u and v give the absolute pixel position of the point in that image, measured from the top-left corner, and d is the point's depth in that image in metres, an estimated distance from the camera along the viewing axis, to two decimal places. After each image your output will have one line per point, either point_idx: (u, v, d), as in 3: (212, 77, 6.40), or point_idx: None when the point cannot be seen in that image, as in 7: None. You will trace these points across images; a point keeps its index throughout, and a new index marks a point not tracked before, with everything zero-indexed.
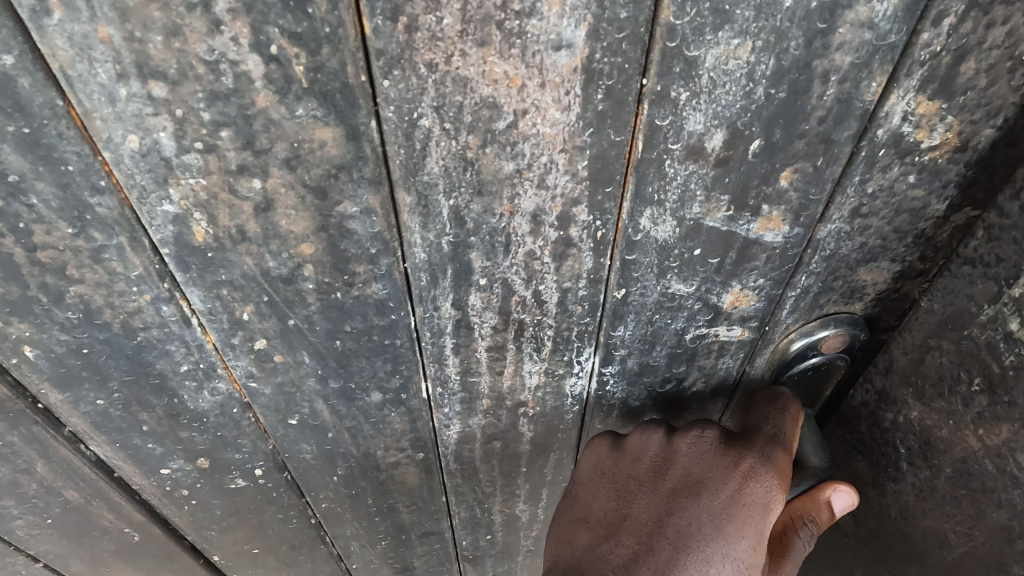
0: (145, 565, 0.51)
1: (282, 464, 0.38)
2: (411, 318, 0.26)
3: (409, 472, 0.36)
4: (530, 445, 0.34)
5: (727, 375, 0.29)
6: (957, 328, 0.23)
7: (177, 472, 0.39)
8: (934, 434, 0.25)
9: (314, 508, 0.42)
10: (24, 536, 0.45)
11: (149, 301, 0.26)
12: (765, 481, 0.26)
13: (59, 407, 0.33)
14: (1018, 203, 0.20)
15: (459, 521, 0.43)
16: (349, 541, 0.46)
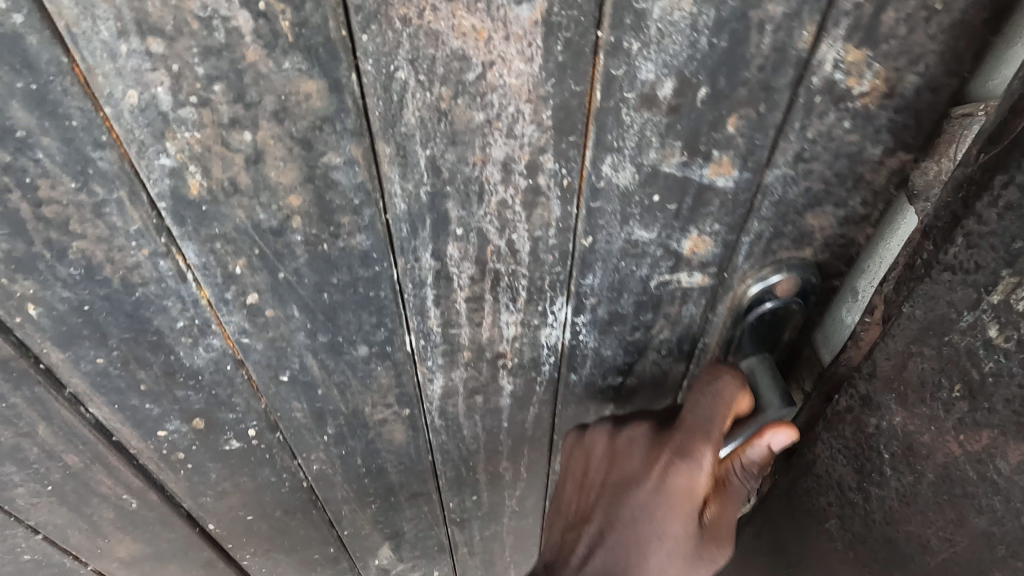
0: (143, 532, 0.53)
1: (273, 424, 0.39)
2: (394, 270, 0.28)
3: (396, 430, 0.38)
4: (510, 399, 0.35)
5: (691, 323, 0.30)
6: (937, 333, 0.24)
7: (173, 434, 0.41)
8: (913, 438, 0.26)
9: (306, 470, 0.43)
10: (26, 501, 0.48)
11: (147, 256, 0.28)
12: (685, 471, 0.27)
13: (59, 366, 0.36)
14: (998, 212, 0.20)
15: (445, 482, 0.44)
16: (340, 505, 0.47)
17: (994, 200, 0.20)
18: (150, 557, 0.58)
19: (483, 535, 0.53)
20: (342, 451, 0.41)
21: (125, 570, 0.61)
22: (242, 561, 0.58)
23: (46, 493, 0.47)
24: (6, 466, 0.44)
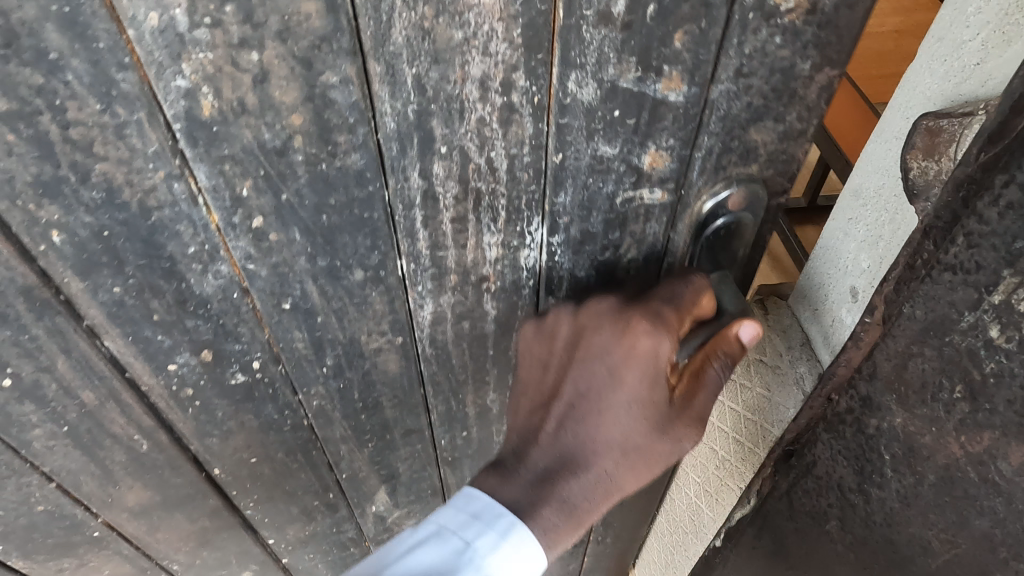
0: (152, 479, 0.57)
1: (276, 357, 0.42)
2: (386, 190, 0.31)
3: (390, 360, 0.41)
4: (494, 324, 0.39)
5: (654, 242, 0.33)
6: (939, 335, 0.29)
7: (182, 368, 0.44)
8: (919, 438, 0.32)
9: (307, 407, 0.46)
10: (42, 445, 0.51)
11: (163, 178, 0.31)
12: (652, 340, 0.32)
13: (79, 297, 0.39)
14: (996, 211, 0.25)
15: (437, 417, 0.48)
16: (339, 445, 0.50)
17: (995, 200, 0.25)
18: (159, 507, 0.61)
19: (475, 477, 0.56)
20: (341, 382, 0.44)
21: (135, 521, 0.64)
22: (247, 510, 0.61)
23: (62, 435, 0.51)
24: (26, 404, 0.47)
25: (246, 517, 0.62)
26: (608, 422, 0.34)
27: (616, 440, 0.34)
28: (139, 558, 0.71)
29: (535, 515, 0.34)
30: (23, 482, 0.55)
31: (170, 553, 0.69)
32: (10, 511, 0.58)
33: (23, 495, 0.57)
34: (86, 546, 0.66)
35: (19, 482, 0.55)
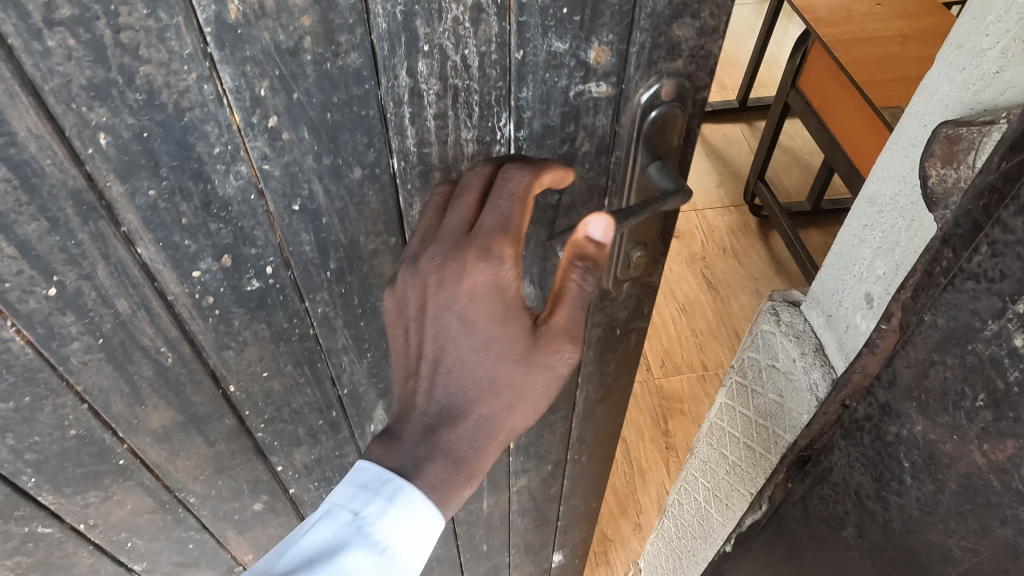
0: (174, 399, 0.63)
1: (287, 262, 0.49)
2: (379, 89, 0.39)
3: (385, 261, 0.50)
4: None
5: (603, 134, 0.43)
6: (965, 343, 0.39)
7: (205, 275, 0.50)
8: (941, 446, 0.42)
9: (313, 314, 0.54)
10: (78, 362, 0.58)
11: (195, 81, 0.38)
12: (489, 264, 0.40)
13: (118, 202, 0.45)
14: (1016, 226, 0.35)
15: None
16: (342, 355, 0.58)
17: (1016, 217, 0.35)
18: (180, 430, 0.67)
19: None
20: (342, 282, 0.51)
21: (156, 446, 0.70)
22: (259, 433, 0.67)
23: (97, 348, 0.57)
24: (67, 315, 0.53)
25: (257, 441, 0.68)
26: (472, 364, 0.42)
27: (484, 371, 0.41)
28: (159, 489, 0.77)
29: (430, 459, 0.42)
30: (57, 403, 0.61)
31: (187, 483, 0.76)
32: (45, 436, 0.64)
33: (57, 418, 0.63)
34: (110, 477, 0.73)
35: (55, 403, 0.61)
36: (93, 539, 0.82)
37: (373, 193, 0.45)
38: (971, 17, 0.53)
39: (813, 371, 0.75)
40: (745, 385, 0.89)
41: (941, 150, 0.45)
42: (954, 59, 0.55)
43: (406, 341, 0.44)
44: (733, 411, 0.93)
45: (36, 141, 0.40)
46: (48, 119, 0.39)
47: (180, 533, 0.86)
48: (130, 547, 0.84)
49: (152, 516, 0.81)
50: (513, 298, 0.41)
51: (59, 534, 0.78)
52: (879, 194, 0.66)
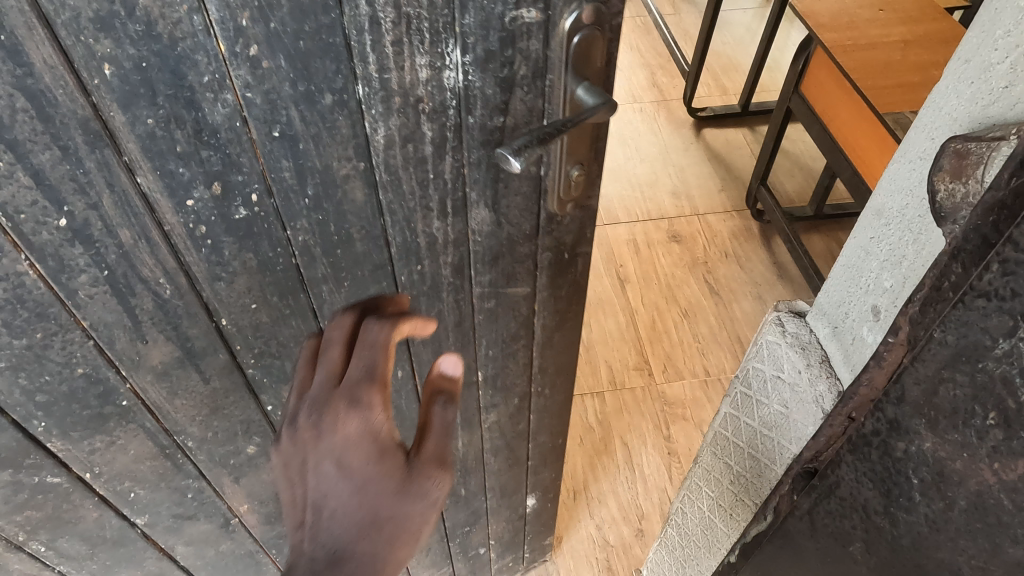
0: (172, 334, 0.68)
1: (269, 190, 0.57)
2: (343, 18, 0.48)
3: (356, 188, 0.59)
4: (430, 147, 0.58)
5: (538, 57, 0.53)
6: (975, 360, 0.43)
7: (198, 204, 0.56)
8: (950, 464, 0.46)
9: (295, 243, 0.62)
10: (85, 295, 0.61)
11: (186, 12, 0.45)
12: (361, 409, 0.56)
13: (120, 130, 0.50)
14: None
15: (396, 250, 0.66)
16: (322, 287, 0.67)
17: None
18: (177, 366, 0.72)
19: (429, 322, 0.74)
20: (319, 210, 0.60)
21: (157, 386, 0.74)
22: (250, 367, 0.75)
23: (102, 281, 0.61)
24: (77, 247, 0.57)
25: (248, 377, 0.76)
26: (349, 501, 0.55)
27: (360, 502, 0.55)
28: (159, 434, 0.80)
29: None
30: (61, 342, 0.64)
31: (185, 425, 0.80)
32: (55, 376, 0.67)
33: (66, 358, 0.66)
34: (115, 420, 0.75)
35: (65, 341, 0.64)
36: (99, 490, 0.84)
37: (343, 120, 0.54)
38: (979, 31, 0.59)
39: (818, 383, 0.87)
40: (752, 393, 1.04)
41: (950, 165, 0.53)
42: (962, 74, 0.61)
43: (296, 495, 0.58)
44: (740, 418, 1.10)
45: (50, 72, 0.46)
46: (59, 50, 0.45)
47: (182, 482, 0.89)
48: (133, 497, 0.87)
49: (153, 463, 0.84)
50: (383, 442, 0.56)
51: (67, 485, 0.80)
52: (887, 206, 0.74)
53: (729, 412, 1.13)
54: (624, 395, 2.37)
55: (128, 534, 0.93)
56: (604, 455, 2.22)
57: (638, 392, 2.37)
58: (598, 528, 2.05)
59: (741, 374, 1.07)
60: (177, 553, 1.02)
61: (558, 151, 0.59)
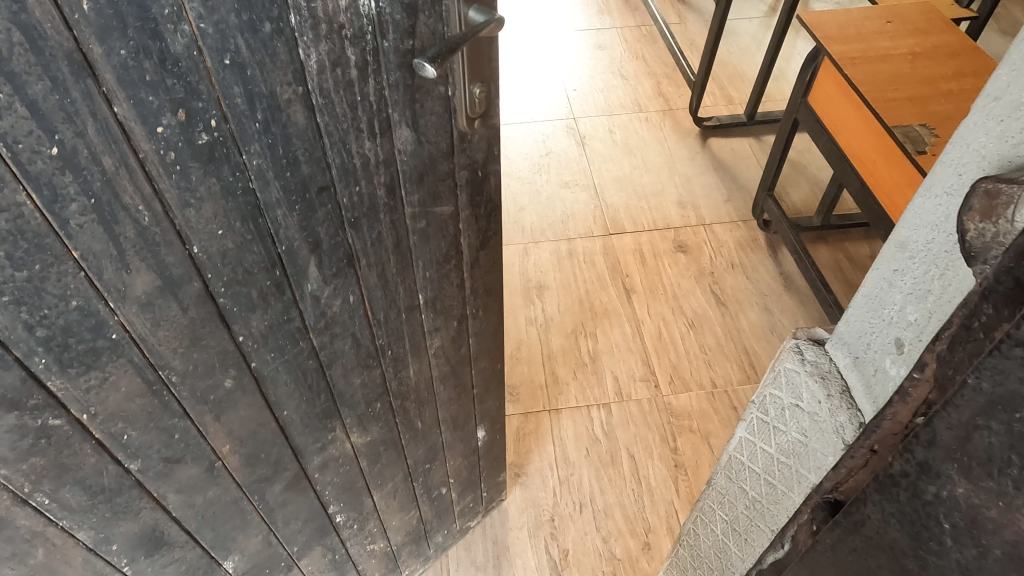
0: (148, 262, 0.75)
1: (224, 116, 0.70)
2: None
3: (296, 110, 0.75)
4: (355, 70, 0.77)
5: None
6: (1008, 411, 0.50)
7: (166, 131, 0.67)
8: (986, 511, 0.53)
9: (251, 166, 0.75)
10: (75, 226, 0.67)
11: None
12: None
13: (98, 61, 0.59)
14: None
15: (337, 171, 0.84)
16: (276, 211, 0.81)
17: None
18: (158, 297, 0.79)
19: (371, 242, 0.95)
20: (267, 133, 0.74)
21: (141, 317, 0.79)
22: (221, 297, 0.84)
23: (90, 210, 0.67)
24: (67, 175, 0.64)
25: (221, 307, 0.85)
26: None
27: None
28: (146, 368, 0.85)
29: None
30: (55, 276, 0.69)
31: (167, 358, 0.86)
32: (52, 310, 0.72)
33: (62, 289, 0.71)
34: (107, 354, 0.80)
35: (59, 274, 0.70)
36: (94, 434, 0.86)
37: (280, 48, 0.70)
38: (1006, 72, 0.64)
39: (840, 413, 0.95)
40: (768, 420, 1.14)
41: (981, 205, 0.61)
42: (990, 112, 0.65)
43: None
44: (756, 446, 1.19)
45: (40, 7, 0.55)
46: None
47: (169, 422, 0.93)
48: (126, 440, 0.89)
49: (142, 402, 0.88)
50: None
51: (66, 428, 0.82)
52: (909, 240, 0.80)
53: (744, 438, 1.23)
54: (630, 405, 2.61)
55: (125, 483, 0.94)
56: (611, 468, 2.44)
57: (645, 403, 2.61)
58: (604, 542, 2.27)
59: (757, 401, 1.16)
60: (169, 503, 1.02)
61: (461, 70, 0.87)
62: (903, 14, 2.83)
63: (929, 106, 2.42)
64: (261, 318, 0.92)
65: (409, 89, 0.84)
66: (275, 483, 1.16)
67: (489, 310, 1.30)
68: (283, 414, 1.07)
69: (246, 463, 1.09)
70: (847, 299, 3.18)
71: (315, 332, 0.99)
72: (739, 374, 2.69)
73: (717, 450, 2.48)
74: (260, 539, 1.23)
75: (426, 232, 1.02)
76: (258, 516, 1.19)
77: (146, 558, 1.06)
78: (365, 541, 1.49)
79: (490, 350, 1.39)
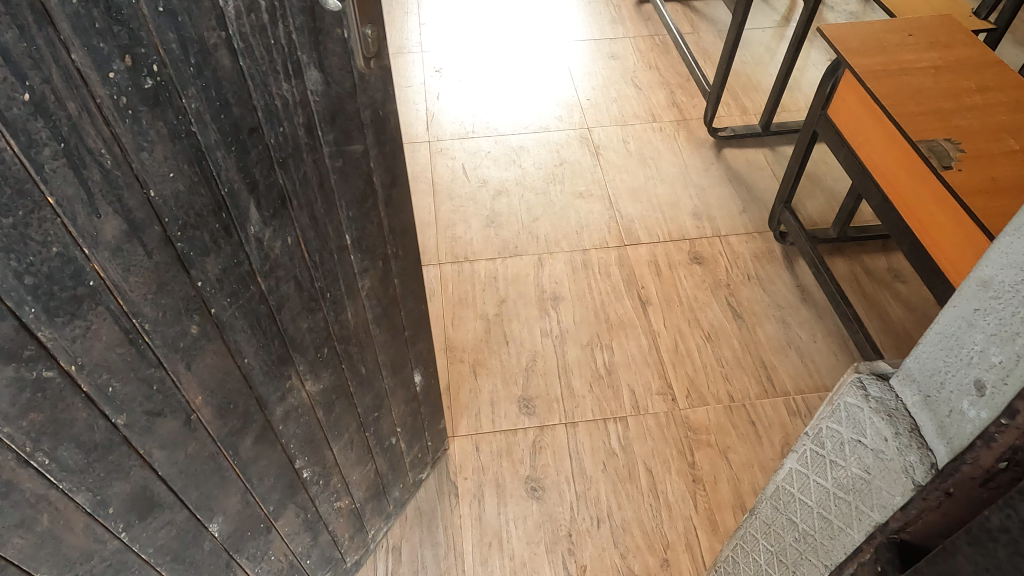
0: (112, 206, 0.83)
1: (163, 62, 0.80)
2: None
3: (223, 55, 0.86)
4: (265, 15, 0.89)
5: None
6: None
7: (117, 77, 0.76)
8: None
9: (190, 108, 0.86)
10: (50, 171, 0.75)
11: None
12: None
13: (56, 9, 0.68)
14: None
15: (263, 111, 0.96)
16: (216, 153, 0.92)
17: None
18: (125, 241, 0.87)
19: (298, 182, 1.08)
20: (201, 77, 0.85)
21: (113, 263, 0.88)
22: (178, 242, 0.94)
23: (61, 154, 0.75)
24: (39, 121, 0.71)
25: (178, 251, 0.95)
26: None
27: None
28: (122, 317, 0.93)
29: None
30: (35, 224, 0.77)
31: (139, 305, 0.94)
32: (36, 257, 0.79)
33: (43, 235, 0.78)
34: (87, 301, 0.87)
35: (40, 219, 0.77)
36: (83, 387, 0.93)
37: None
38: None
39: (908, 453, 0.93)
40: (825, 452, 1.14)
41: None
42: None
43: None
44: (809, 478, 1.20)
45: None
46: None
47: (147, 372, 1.01)
48: (112, 392, 0.97)
49: (122, 351, 0.96)
50: None
51: (59, 379, 0.89)
52: (993, 280, 0.80)
53: (795, 471, 1.24)
54: (647, 418, 2.62)
55: (115, 439, 1.01)
56: (629, 482, 2.45)
57: (663, 417, 2.62)
58: (621, 557, 2.28)
59: (813, 432, 1.17)
60: (155, 460, 1.10)
61: (354, 15, 1.00)
62: (925, 25, 2.84)
63: (954, 120, 2.42)
64: (215, 264, 1.02)
65: (313, 35, 0.97)
66: (246, 436, 1.26)
67: (406, 250, 1.49)
68: (243, 360, 1.17)
69: (218, 415, 1.17)
70: (863, 311, 3.18)
71: (261, 276, 1.11)
72: (756, 388, 2.71)
73: (734, 465, 2.50)
74: (239, 497, 1.32)
75: (343, 170, 1.17)
76: (235, 473, 1.28)
77: (140, 522, 1.13)
78: (332, 497, 1.63)
79: (414, 290, 1.60)
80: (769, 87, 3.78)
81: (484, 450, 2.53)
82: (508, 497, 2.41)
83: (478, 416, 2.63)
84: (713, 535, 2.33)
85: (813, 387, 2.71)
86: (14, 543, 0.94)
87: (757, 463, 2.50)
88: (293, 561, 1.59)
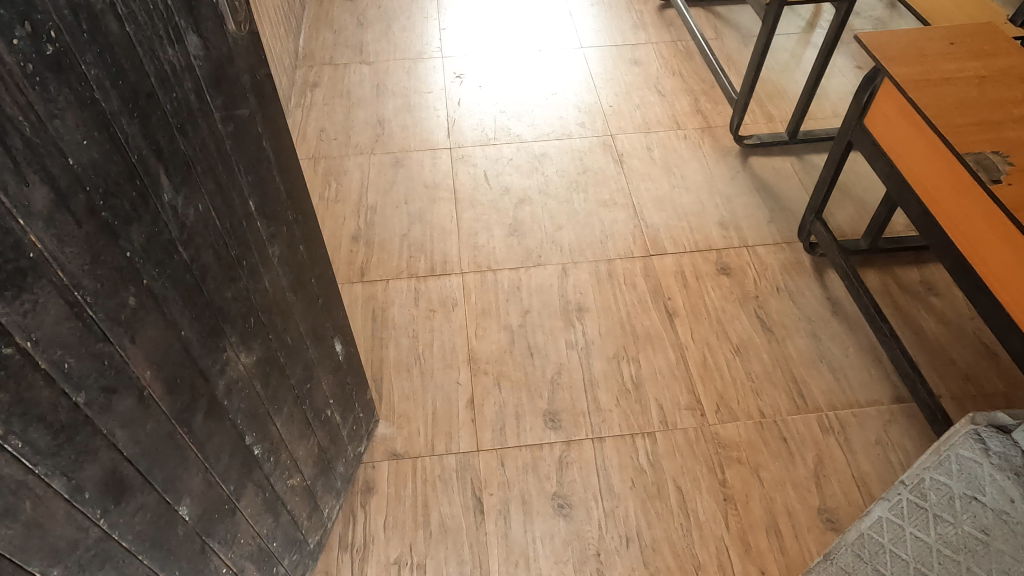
0: (39, 172, 0.86)
1: (59, 30, 0.85)
2: None
3: (111, 22, 0.93)
4: None
5: None
6: None
7: (20, 44, 0.80)
8: None
9: (89, 74, 0.91)
10: None
11: None
12: None
13: None
14: None
15: (154, 76, 1.04)
16: (121, 117, 0.98)
17: None
18: (56, 211, 0.90)
19: (198, 148, 1.17)
20: (95, 43, 0.91)
21: (48, 233, 0.90)
22: (103, 211, 0.98)
23: None
24: None
25: (104, 220, 0.99)
26: None
27: None
28: (65, 289, 0.95)
29: None
30: None
31: (78, 277, 0.96)
32: None
33: None
34: (31, 275, 0.88)
35: None
36: (41, 364, 0.93)
37: None
38: None
39: None
40: (928, 504, 1.51)
41: None
42: None
43: None
44: (906, 532, 1.53)
45: None
46: None
47: (97, 347, 1.03)
48: (68, 368, 0.98)
49: (71, 326, 0.97)
50: None
51: (17, 357, 0.89)
52: None
53: (891, 523, 1.57)
54: (676, 433, 2.56)
55: (78, 419, 1.02)
56: (657, 500, 2.40)
57: (691, 432, 2.56)
58: None
59: (911, 485, 1.55)
60: (120, 441, 1.11)
61: None
62: (970, 33, 2.69)
63: (1002, 132, 2.25)
64: (141, 233, 1.07)
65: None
66: (197, 412, 1.29)
67: (304, 216, 1.64)
68: (181, 333, 1.21)
69: (166, 391, 1.20)
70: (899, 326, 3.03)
71: (182, 246, 1.17)
72: (787, 404, 2.63)
73: (766, 482, 2.43)
74: (200, 478, 1.34)
75: (236, 134, 1.29)
76: (194, 452, 1.30)
77: (116, 508, 1.13)
78: (286, 475, 1.70)
79: (319, 257, 1.75)
80: (794, 94, 3.74)
81: (510, 465, 2.48)
82: (535, 514, 2.37)
83: (503, 430, 2.58)
84: (746, 556, 2.27)
85: (848, 406, 2.62)
86: (3, 535, 0.93)
87: (790, 482, 2.43)
88: (260, 544, 1.64)
